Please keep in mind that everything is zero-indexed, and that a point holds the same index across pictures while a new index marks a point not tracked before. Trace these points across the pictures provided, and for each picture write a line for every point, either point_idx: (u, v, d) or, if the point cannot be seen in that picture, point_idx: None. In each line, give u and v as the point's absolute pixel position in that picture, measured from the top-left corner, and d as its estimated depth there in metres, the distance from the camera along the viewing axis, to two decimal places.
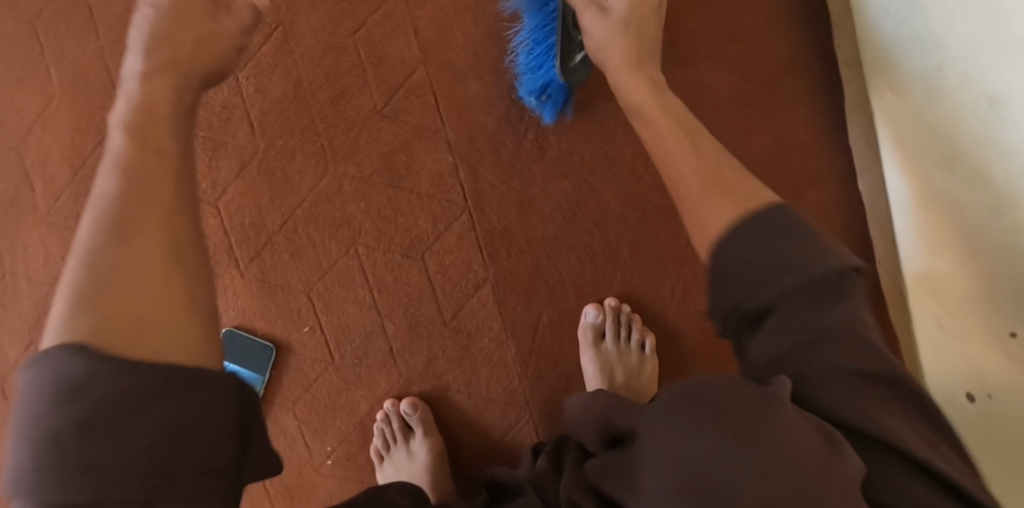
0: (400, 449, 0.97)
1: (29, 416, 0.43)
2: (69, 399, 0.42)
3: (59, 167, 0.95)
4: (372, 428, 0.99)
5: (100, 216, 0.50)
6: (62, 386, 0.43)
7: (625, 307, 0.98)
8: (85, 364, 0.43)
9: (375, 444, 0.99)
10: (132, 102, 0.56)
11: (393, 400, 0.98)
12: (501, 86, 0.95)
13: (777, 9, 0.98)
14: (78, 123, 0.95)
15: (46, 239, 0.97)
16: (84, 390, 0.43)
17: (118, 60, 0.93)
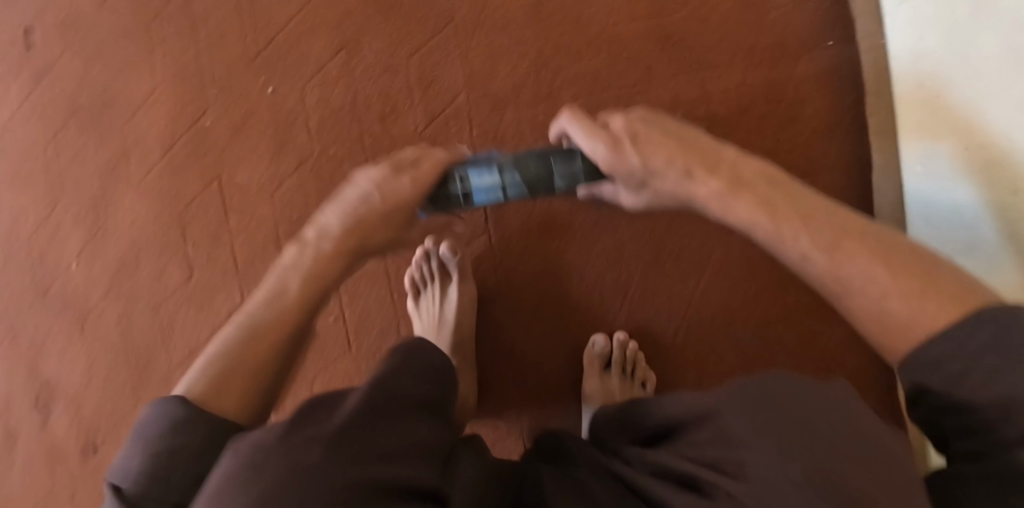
0: (433, 286, 1.03)
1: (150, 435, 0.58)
2: (174, 429, 0.57)
3: (153, 147, 1.12)
4: (412, 260, 1.05)
5: (260, 308, 0.66)
6: (168, 422, 0.58)
7: (632, 344, 1.02)
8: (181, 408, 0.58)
9: (412, 274, 1.05)
10: (348, 204, 0.73)
11: (434, 241, 1.03)
12: (534, 119, 1.02)
13: (817, 72, 0.98)
14: (172, 112, 1.10)
15: (134, 206, 1.13)
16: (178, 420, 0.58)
17: (211, 62, 1.08)
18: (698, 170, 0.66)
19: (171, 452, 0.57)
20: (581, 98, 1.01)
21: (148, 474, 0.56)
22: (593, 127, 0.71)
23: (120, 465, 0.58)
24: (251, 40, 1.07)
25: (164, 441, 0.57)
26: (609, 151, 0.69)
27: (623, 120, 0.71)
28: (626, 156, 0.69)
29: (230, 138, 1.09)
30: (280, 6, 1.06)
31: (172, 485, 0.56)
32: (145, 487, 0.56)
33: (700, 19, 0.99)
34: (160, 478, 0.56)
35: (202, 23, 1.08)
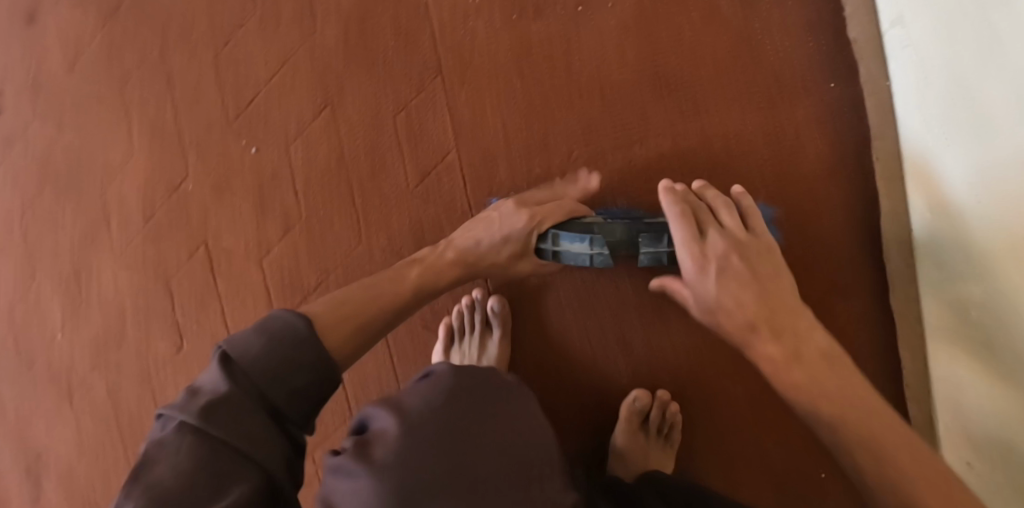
0: (472, 339, 1.00)
1: (268, 326, 0.63)
2: (288, 336, 0.63)
3: (134, 213, 1.08)
4: (455, 307, 1.03)
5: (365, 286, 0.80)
6: (288, 327, 0.64)
7: (672, 405, 0.98)
8: (306, 326, 0.64)
9: (450, 323, 1.03)
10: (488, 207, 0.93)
11: (483, 292, 1.02)
12: (526, 173, 0.98)
13: (819, 113, 0.93)
14: (152, 177, 1.07)
15: (118, 274, 1.09)
16: (297, 331, 0.64)
17: (190, 125, 1.05)
18: (762, 330, 0.67)
19: (289, 347, 0.62)
20: (575, 150, 0.97)
21: (267, 353, 0.61)
22: (696, 238, 0.72)
23: (233, 343, 0.62)
24: (230, 101, 1.04)
25: (274, 340, 0.62)
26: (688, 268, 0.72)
27: (721, 239, 0.72)
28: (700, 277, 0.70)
29: (214, 202, 1.05)
30: (257, 64, 1.03)
31: (281, 372, 0.61)
32: (260, 360, 0.61)
33: (694, 63, 0.95)
34: (273, 364, 0.61)
35: (178, 85, 1.05)
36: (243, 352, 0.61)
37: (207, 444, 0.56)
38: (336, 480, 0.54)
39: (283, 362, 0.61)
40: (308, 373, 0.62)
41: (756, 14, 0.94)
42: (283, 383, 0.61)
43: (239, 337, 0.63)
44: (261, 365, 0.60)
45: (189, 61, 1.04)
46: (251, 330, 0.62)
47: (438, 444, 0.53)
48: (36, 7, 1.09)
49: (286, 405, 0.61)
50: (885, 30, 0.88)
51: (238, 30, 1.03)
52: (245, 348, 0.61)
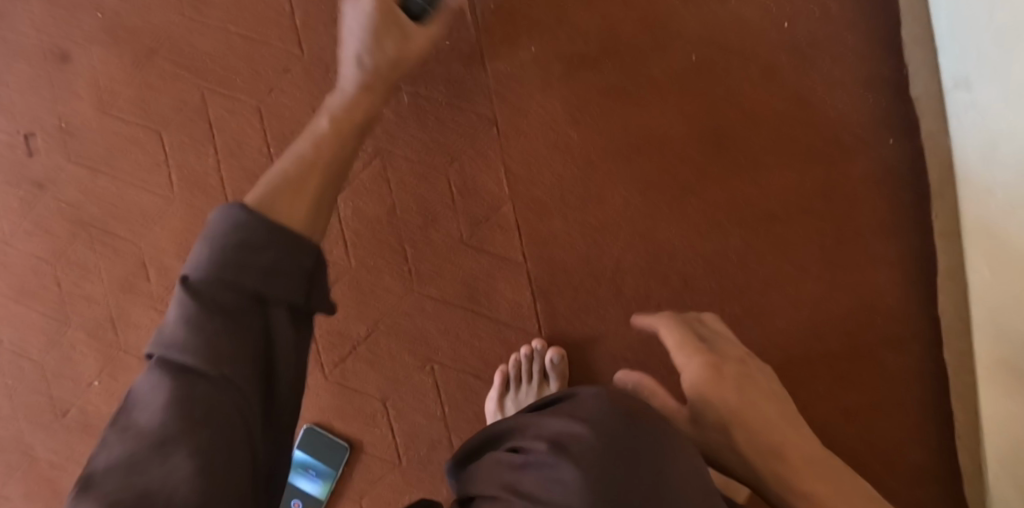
0: (530, 390, 0.96)
1: (220, 232, 0.49)
2: (240, 244, 0.49)
3: (173, 260, 1.05)
4: (512, 356, 0.99)
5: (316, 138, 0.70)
6: (234, 232, 0.49)
7: None
8: (256, 221, 0.50)
9: (507, 371, 0.98)
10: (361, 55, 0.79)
11: (543, 343, 0.98)
12: (583, 227, 0.98)
13: (875, 171, 0.94)
14: (193, 224, 1.04)
15: (155, 322, 1.06)
16: (248, 237, 0.49)
17: (232, 172, 1.02)
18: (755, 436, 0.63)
19: (250, 251, 0.48)
20: (633, 204, 0.97)
21: (231, 252, 0.48)
22: (691, 339, 0.73)
23: (195, 256, 0.49)
24: (274, 148, 1.01)
25: (229, 248, 0.48)
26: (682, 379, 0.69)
27: (722, 341, 0.74)
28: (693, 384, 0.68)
29: None
30: (303, 110, 1.00)
31: (248, 263, 0.48)
32: (229, 261, 0.48)
33: (754, 121, 0.95)
34: (243, 258, 0.48)
35: (220, 131, 1.02)
36: (206, 264, 0.48)
37: (193, 378, 0.46)
38: (521, 476, 0.52)
39: (254, 252, 0.49)
40: (286, 259, 0.50)
41: (814, 69, 0.94)
42: (258, 278, 0.48)
43: (198, 249, 0.49)
44: (220, 281, 0.48)
45: (232, 107, 1.02)
46: (213, 227, 0.49)
47: (619, 449, 0.52)
48: (69, 49, 1.05)
49: (273, 297, 0.49)
50: (947, 89, 0.87)
51: (283, 75, 1.00)
52: (202, 262, 0.48)
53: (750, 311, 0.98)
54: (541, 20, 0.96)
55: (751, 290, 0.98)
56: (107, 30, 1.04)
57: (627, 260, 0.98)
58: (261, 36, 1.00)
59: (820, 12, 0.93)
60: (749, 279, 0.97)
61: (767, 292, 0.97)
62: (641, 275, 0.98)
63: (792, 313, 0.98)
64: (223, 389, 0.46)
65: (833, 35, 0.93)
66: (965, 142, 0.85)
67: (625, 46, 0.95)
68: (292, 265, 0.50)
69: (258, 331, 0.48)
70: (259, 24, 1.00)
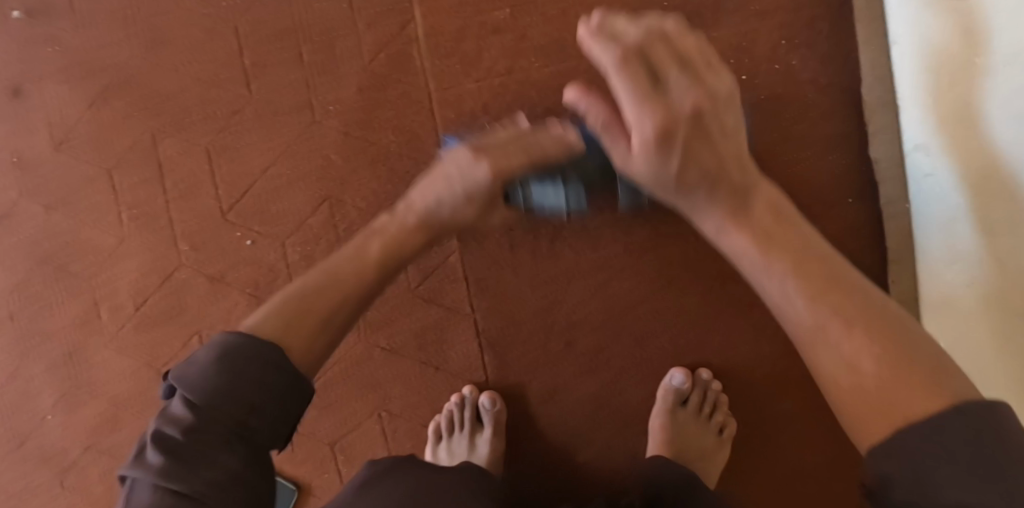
0: (463, 436, 0.96)
1: (208, 352, 0.58)
2: (223, 350, 0.58)
3: (126, 300, 1.05)
4: (445, 403, 0.99)
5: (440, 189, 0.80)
6: (216, 348, 0.59)
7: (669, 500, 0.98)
8: (236, 337, 0.60)
9: (439, 419, 0.98)
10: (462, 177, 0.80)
11: (473, 388, 0.97)
12: (533, 279, 0.95)
13: (836, 231, 0.90)
14: (146, 264, 1.03)
15: (110, 360, 1.06)
16: (229, 349, 0.59)
17: (182, 213, 1.01)
18: (721, 189, 0.59)
19: (250, 362, 0.58)
20: (584, 258, 0.94)
21: (221, 368, 0.57)
22: (646, 89, 0.54)
23: (182, 375, 0.58)
24: (223, 191, 1.00)
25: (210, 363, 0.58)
26: (629, 148, 0.57)
27: (684, 85, 0.55)
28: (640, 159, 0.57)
29: (209, 294, 1.02)
30: (254, 154, 0.98)
31: (247, 374, 0.58)
32: (215, 378, 0.57)
33: None
34: (234, 375, 0.57)
35: (171, 171, 1.01)
36: (192, 384, 0.57)
37: (171, 493, 0.53)
38: None
39: (239, 376, 0.57)
40: (278, 384, 0.59)
41: (777, 126, 0.89)
42: (255, 394, 0.57)
43: (185, 366, 0.58)
44: (205, 383, 0.56)
45: (184, 147, 1.00)
46: (201, 355, 0.59)
47: None
48: (20, 84, 1.03)
49: (245, 424, 0.57)
50: (907, 150, 0.83)
51: (234, 117, 0.98)
52: (189, 376, 0.57)
53: (704, 368, 0.94)
54: (494, 68, 0.92)
55: (707, 349, 0.94)
56: (59, 66, 1.02)
57: (578, 314, 0.95)
58: (212, 76, 0.98)
59: (783, 65, 0.88)
60: (700, 339, 0.94)
61: (722, 350, 0.94)
62: (592, 331, 0.95)
63: (745, 374, 0.94)
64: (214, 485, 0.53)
65: (795, 90, 0.89)
66: (925, 205, 0.81)
67: (578, 98, 0.92)
68: (274, 381, 0.59)
69: (228, 458, 0.54)
70: (210, 64, 0.98)
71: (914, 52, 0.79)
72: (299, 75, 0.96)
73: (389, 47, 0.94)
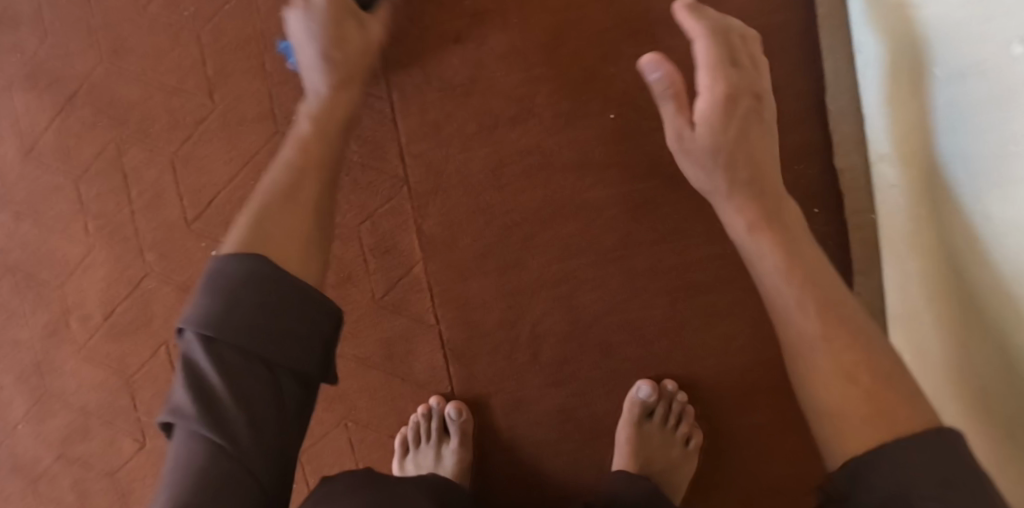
0: (429, 448, 0.95)
1: (214, 286, 0.60)
2: (225, 285, 0.60)
3: (95, 309, 1.04)
4: (411, 415, 0.98)
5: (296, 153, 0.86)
6: (219, 282, 0.60)
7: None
8: (234, 269, 0.61)
9: (406, 431, 0.97)
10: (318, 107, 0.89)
11: (440, 399, 0.96)
12: (499, 290, 0.94)
13: None
14: (113, 274, 1.03)
15: (80, 370, 1.06)
16: (222, 283, 0.60)
17: (149, 222, 1.01)
18: (740, 195, 0.68)
19: (257, 291, 0.60)
20: (550, 268, 0.92)
21: (230, 309, 0.59)
22: (721, 60, 0.72)
23: (192, 312, 0.60)
24: (188, 200, 0.99)
25: (214, 302, 0.60)
26: (692, 118, 0.71)
27: (734, 74, 0.72)
28: (700, 115, 0.70)
29: (175, 304, 1.01)
30: (219, 163, 0.98)
31: (242, 312, 0.59)
32: (226, 319, 0.59)
33: (677, 185, 0.90)
34: (247, 321, 0.59)
35: (137, 181, 1.00)
36: (210, 322, 0.59)
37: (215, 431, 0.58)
38: None
39: (252, 317, 0.59)
40: (298, 314, 0.60)
41: None
42: (271, 326, 0.59)
43: (195, 303, 0.61)
44: (213, 323, 0.59)
45: (149, 156, 1.00)
46: (208, 295, 0.60)
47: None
48: None
49: (266, 355, 0.59)
50: (875, 157, 0.79)
51: (198, 126, 0.98)
52: (195, 319, 0.60)
53: (671, 379, 0.93)
54: (456, 77, 0.92)
55: (674, 360, 0.93)
56: (25, 76, 1.01)
57: (544, 324, 0.94)
58: (176, 85, 0.98)
59: None
60: (667, 350, 0.92)
61: (690, 362, 0.93)
62: (558, 343, 0.94)
63: (712, 385, 0.93)
64: (253, 414, 0.59)
65: None
66: (891, 213, 0.77)
67: (541, 107, 0.91)
68: (292, 313, 0.60)
69: (257, 389, 0.59)
70: (173, 73, 0.98)
71: (878, 56, 0.76)
72: (263, 85, 0.96)
73: None
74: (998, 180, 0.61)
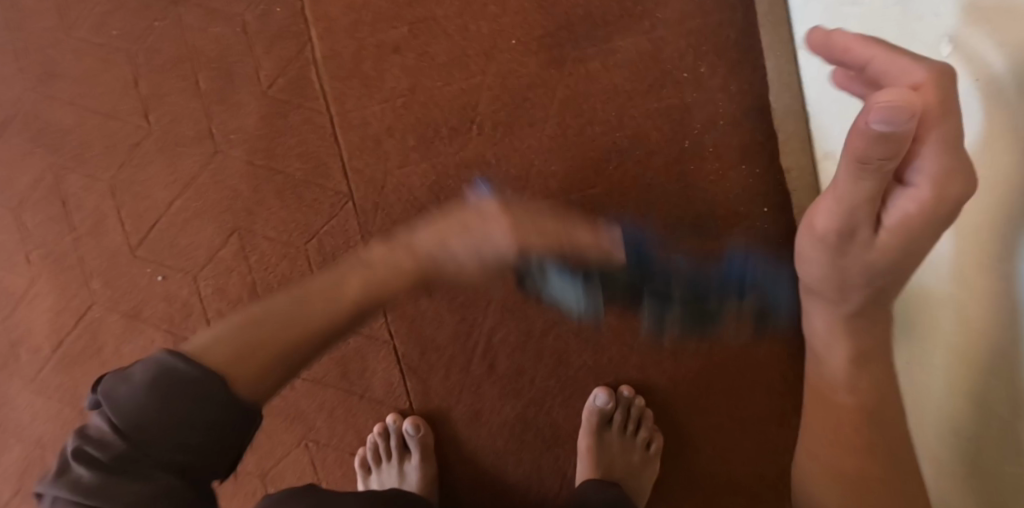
0: (391, 467, 0.94)
1: (159, 367, 0.47)
2: (165, 375, 0.47)
3: (43, 340, 1.01)
4: (367, 437, 0.97)
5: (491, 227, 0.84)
6: (162, 369, 0.47)
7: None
8: (181, 360, 0.48)
9: (365, 453, 0.96)
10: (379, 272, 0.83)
11: (396, 417, 0.95)
12: (450, 303, 0.93)
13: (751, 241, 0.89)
14: (59, 303, 1.00)
15: (31, 403, 1.02)
16: (174, 372, 0.47)
17: (92, 250, 0.98)
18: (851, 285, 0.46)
19: (187, 399, 0.46)
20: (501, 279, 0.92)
21: (156, 394, 0.46)
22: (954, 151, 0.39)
23: (120, 386, 0.47)
24: (131, 225, 0.97)
25: (149, 390, 0.46)
26: (829, 216, 0.43)
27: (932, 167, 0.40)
28: (894, 215, 0.42)
29: (125, 331, 0.99)
30: (158, 187, 0.96)
31: (180, 405, 0.46)
32: (140, 392, 0.46)
33: (623, 188, 0.89)
34: (166, 404, 0.46)
35: (77, 208, 0.97)
36: (124, 404, 0.46)
37: None
38: None
39: (169, 400, 0.46)
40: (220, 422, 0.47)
41: (687, 135, 0.88)
42: (176, 439, 0.45)
43: (130, 376, 0.47)
44: (139, 413, 0.45)
45: (88, 182, 0.97)
46: (139, 369, 0.47)
47: None
48: None
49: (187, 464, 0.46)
50: (818, 158, 0.82)
51: (135, 150, 0.95)
52: (122, 398, 0.46)
53: (628, 383, 0.93)
54: (397, 88, 0.90)
55: (630, 365, 0.93)
56: None
57: (498, 335, 0.93)
58: (109, 109, 0.95)
59: (690, 73, 0.87)
60: (623, 355, 0.92)
61: (645, 366, 0.92)
62: (512, 353, 0.93)
63: (668, 387, 0.93)
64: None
65: (703, 100, 0.87)
66: None
67: (483, 115, 0.90)
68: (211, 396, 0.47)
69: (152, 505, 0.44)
70: (107, 95, 0.95)
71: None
72: (198, 105, 0.94)
73: (288, 70, 0.92)
74: None
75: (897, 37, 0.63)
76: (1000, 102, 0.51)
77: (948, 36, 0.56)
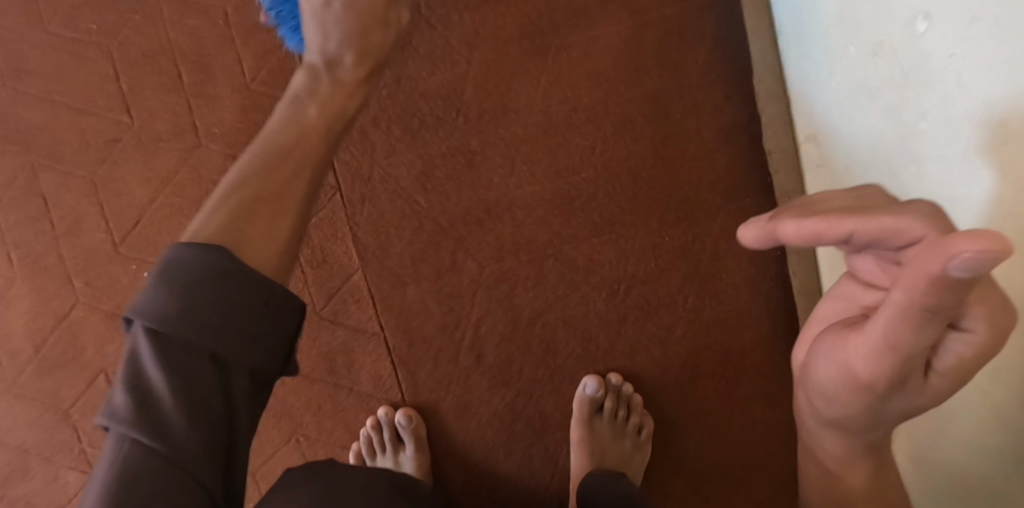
0: (386, 458, 0.93)
1: (175, 273, 0.51)
2: (180, 292, 0.50)
3: (22, 343, 0.98)
4: (359, 431, 0.96)
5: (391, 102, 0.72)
6: (177, 279, 0.50)
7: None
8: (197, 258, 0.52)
9: (359, 446, 0.96)
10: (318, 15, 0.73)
11: (387, 409, 0.94)
12: (437, 293, 0.92)
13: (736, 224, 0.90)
14: (38, 304, 0.98)
15: (12, 407, 0.99)
16: (185, 272, 0.51)
17: (72, 249, 0.96)
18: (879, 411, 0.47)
19: (218, 289, 0.50)
20: (488, 268, 0.91)
21: (187, 303, 0.49)
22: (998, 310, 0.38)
23: (145, 300, 0.50)
24: (112, 222, 0.95)
25: (169, 300, 0.49)
26: (865, 369, 0.43)
27: (975, 321, 0.38)
28: (947, 360, 0.41)
29: (108, 330, 0.97)
30: (139, 183, 0.94)
31: (211, 319, 0.50)
32: (178, 316, 0.49)
33: (607, 176, 0.90)
34: (205, 307, 0.50)
35: (55, 207, 0.96)
36: (157, 316, 0.49)
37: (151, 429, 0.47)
38: None
39: (211, 312, 0.49)
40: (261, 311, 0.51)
41: (669, 120, 0.89)
42: (218, 338, 0.50)
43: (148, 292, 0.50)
44: (178, 319, 0.49)
45: (65, 180, 0.95)
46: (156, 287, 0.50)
47: None
48: None
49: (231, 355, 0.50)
50: (802, 139, 0.83)
51: (114, 146, 0.94)
52: (153, 306, 0.49)
53: (618, 368, 0.93)
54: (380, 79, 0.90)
55: (619, 351, 0.92)
56: None
57: (486, 324, 0.92)
58: (86, 104, 0.94)
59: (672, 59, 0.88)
60: (611, 343, 0.92)
61: (634, 352, 0.92)
62: (502, 341, 0.93)
63: (657, 375, 0.93)
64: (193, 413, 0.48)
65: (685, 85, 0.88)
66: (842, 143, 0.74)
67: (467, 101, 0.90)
68: (262, 300, 0.52)
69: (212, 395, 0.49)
70: (84, 91, 0.93)
71: None
72: (178, 98, 0.93)
73: (268, 62, 0.91)
74: (932, 138, 0.59)
75: (873, 15, 0.64)
76: (977, 73, 0.52)
77: (922, 15, 0.57)
